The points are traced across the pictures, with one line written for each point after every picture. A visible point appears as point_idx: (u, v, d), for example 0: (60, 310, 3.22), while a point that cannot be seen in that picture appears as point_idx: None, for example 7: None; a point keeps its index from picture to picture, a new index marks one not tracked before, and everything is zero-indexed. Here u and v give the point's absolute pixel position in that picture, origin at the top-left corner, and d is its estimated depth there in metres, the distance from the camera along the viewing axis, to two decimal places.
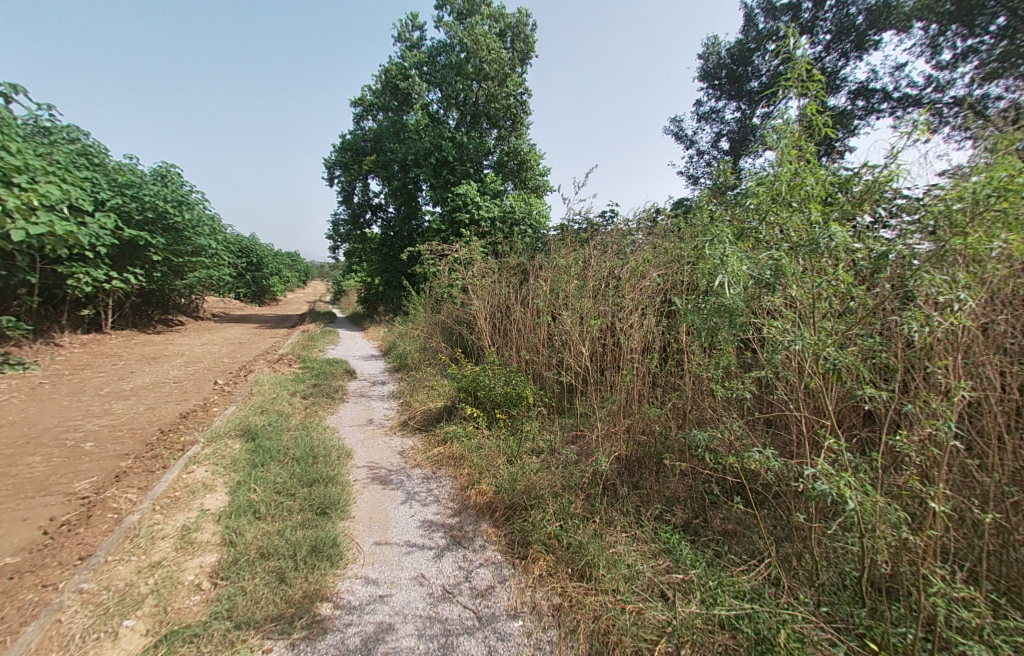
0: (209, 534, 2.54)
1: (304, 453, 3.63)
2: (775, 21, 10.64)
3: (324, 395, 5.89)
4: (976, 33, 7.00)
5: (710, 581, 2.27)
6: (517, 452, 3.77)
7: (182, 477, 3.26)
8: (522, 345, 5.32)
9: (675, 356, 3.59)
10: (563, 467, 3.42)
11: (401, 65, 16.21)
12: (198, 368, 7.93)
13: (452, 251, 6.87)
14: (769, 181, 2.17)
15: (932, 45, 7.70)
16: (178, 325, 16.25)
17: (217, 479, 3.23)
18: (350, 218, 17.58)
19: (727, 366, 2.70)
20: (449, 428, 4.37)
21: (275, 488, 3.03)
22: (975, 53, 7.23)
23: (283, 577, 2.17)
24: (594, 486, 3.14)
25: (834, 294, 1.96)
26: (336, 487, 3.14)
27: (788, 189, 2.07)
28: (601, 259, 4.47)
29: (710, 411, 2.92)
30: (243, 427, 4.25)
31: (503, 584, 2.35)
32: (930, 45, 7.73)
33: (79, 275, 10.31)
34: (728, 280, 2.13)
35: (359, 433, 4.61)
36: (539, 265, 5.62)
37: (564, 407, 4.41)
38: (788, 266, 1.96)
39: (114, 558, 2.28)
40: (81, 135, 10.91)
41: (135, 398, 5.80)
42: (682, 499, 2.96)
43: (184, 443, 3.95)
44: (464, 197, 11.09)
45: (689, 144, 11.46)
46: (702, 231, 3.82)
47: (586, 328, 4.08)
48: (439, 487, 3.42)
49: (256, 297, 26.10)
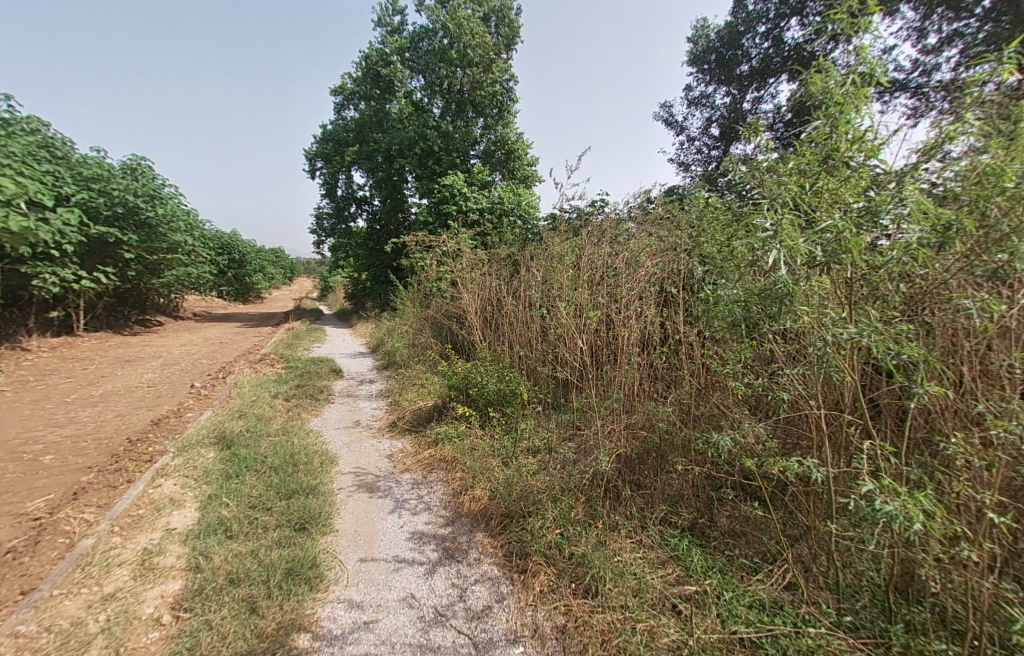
0: (173, 558, 2.30)
1: (282, 461, 3.36)
2: (764, 2, 10.44)
3: (308, 396, 5.62)
4: (964, 15, 6.91)
5: (726, 594, 2.08)
6: (512, 453, 3.55)
7: (147, 493, 2.99)
8: (514, 339, 5.11)
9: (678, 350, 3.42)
10: (562, 468, 3.23)
11: (382, 51, 15.70)
12: (176, 370, 7.58)
13: (439, 242, 6.59)
14: (824, 133, 1.82)
15: (921, 27, 7.55)
16: (157, 326, 15.72)
17: (187, 494, 2.98)
18: (335, 212, 17.13)
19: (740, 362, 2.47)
20: (439, 429, 4.14)
21: (250, 502, 2.78)
22: (961, 36, 7.12)
23: (254, 607, 1.94)
24: (595, 488, 2.95)
25: (867, 272, 1.77)
26: (317, 498, 2.89)
27: (848, 144, 1.74)
28: (595, 247, 4.26)
29: (719, 407, 2.71)
30: (218, 434, 3.97)
31: (501, 604, 2.15)
32: (918, 27, 7.57)
33: (44, 274, 9.82)
34: (784, 256, 1.76)
35: (345, 435, 4.37)
36: (531, 255, 5.38)
37: (561, 403, 4.21)
38: (853, 242, 1.64)
39: (61, 592, 2.03)
40: (41, 126, 10.34)
41: (104, 405, 5.46)
42: (686, 498, 2.77)
43: (152, 454, 3.66)
44: (451, 188, 10.77)
45: (679, 130, 11.24)
46: (704, 222, 3.67)
47: (583, 320, 3.88)
48: (430, 493, 3.19)
49: (239, 295, 25.45)
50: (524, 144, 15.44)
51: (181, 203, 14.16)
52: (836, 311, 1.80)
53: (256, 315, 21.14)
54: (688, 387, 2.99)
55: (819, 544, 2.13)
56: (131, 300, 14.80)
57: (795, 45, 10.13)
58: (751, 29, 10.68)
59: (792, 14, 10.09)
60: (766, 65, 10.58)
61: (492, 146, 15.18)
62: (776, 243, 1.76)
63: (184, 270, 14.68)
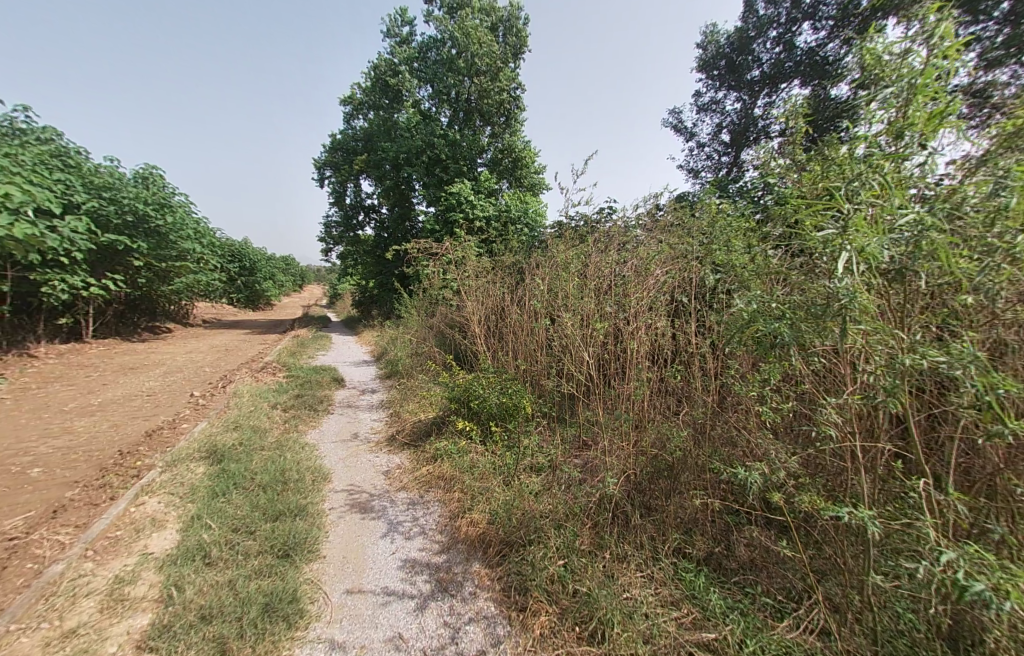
0: (144, 587, 2.14)
1: (272, 479, 3.20)
2: (775, 7, 10.33)
3: (307, 407, 5.49)
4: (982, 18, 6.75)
5: (749, 642, 1.87)
6: (514, 472, 3.36)
7: (129, 512, 2.84)
8: (519, 350, 4.94)
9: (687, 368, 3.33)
10: (566, 489, 3.04)
11: (390, 61, 15.84)
12: (178, 378, 7.50)
13: (442, 250, 6.45)
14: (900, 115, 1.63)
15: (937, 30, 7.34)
16: (166, 333, 15.78)
17: (170, 514, 2.82)
18: (343, 220, 17.21)
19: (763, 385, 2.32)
20: (438, 444, 3.95)
21: (233, 524, 2.61)
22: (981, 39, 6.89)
23: (224, 650, 1.76)
24: (602, 513, 2.74)
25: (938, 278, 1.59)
26: (304, 520, 2.71)
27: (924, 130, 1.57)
28: (603, 254, 4.09)
29: (737, 428, 2.51)
30: (210, 447, 3.82)
31: (497, 648, 1.95)
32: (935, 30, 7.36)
33: (53, 281, 9.87)
34: (855, 258, 1.55)
35: (342, 449, 4.21)
36: (536, 263, 5.22)
37: (567, 417, 4.02)
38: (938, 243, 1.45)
39: (19, 627, 1.88)
40: (54, 136, 10.49)
41: (101, 414, 5.35)
42: (700, 525, 2.57)
43: (140, 468, 3.52)
44: (458, 196, 10.71)
45: (688, 136, 11.09)
46: (716, 230, 3.54)
47: (589, 331, 3.72)
48: (426, 515, 3.01)
49: (249, 302, 25.60)
50: (531, 152, 15.40)
51: (191, 211, 14.27)
52: (881, 327, 1.62)
53: (265, 322, 21.18)
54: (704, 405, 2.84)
55: (851, 585, 1.92)
56: (140, 307, 14.88)
57: (806, 50, 9.99)
58: (762, 34, 10.56)
59: (804, 18, 9.97)
60: (778, 70, 10.44)
61: (499, 154, 15.15)
62: (845, 245, 1.54)
63: (192, 278, 14.74)
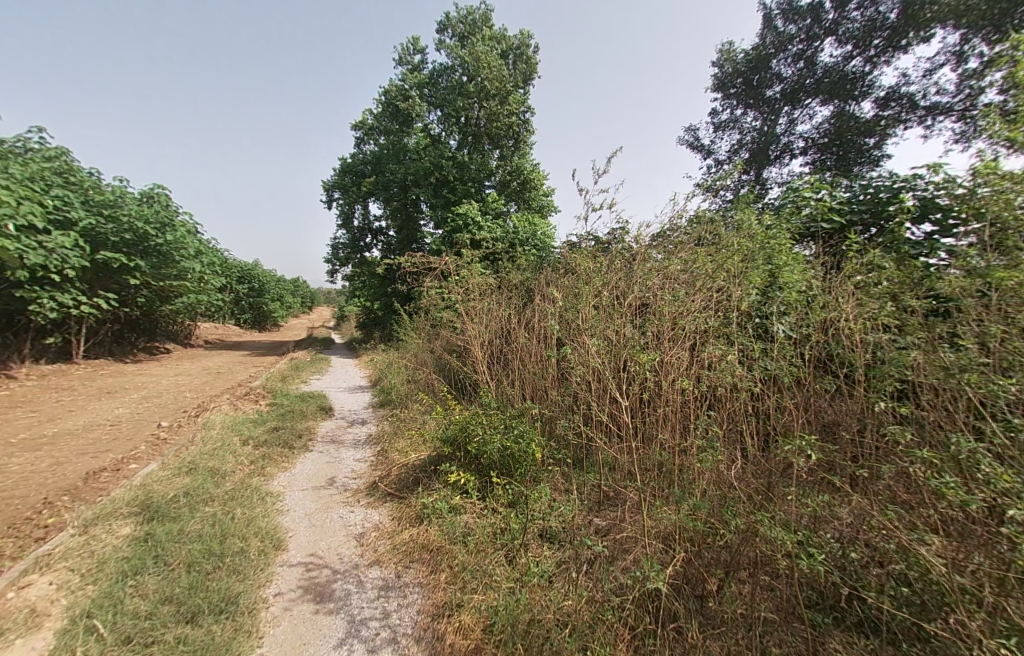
0: None
1: (203, 552, 2.45)
2: (794, 23, 10.04)
3: (281, 442, 4.77)
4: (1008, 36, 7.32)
5: None
6: (522, 545, 2.64)
7: (4, 599, 2.15)
8: (529, 381, 4.25)
9: (751, 421, 3.00)
10: (593, 577, 2.35)
11: (401, 86, 15.55)
12: (150, 405, 6.81)
13: (441, 267, 5.79)
14: None
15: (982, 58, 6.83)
16: (162, 352, 15.24)
17: (56, 605, 2.12)
18: (350, 242, 16.95)
19: (976, 451, 1.85)
20: (426, 500, 3.20)
21: (125, 633, 1.90)
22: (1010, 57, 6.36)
23: None
24: (645, 622, 2.11)
25: None
26: (227, 626, 2.00)
27: None
28: (623, 271, 3.44)
29: (881, 523, 1.97)
30: (144, 499, 3.10)
31: None
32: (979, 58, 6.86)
33: (42, 299, 9.43)
34: None
35: (312, 498, 3.50)
36: (548, 281, 4.57)
37: (585, 462, 3.34)
38: None
39: None
40: (57, 154, 10.25)
41: (48, 448, 4.66)
42: (782, 638, 1.98)
43: (50, 528, 2.81)
44: (465, 217, 10.30)
45: (705, 153, 10.59)
46: (752, 255, 3.24)
47: (615, 363, 3.06)
48: (401, 606, 2.29)
49: (254, 322, 25.20)
50: (540, 175, 15.15)
51: (194, 230, 13.94)
52: None
53: (267, 343, 20.57)
54: (798, 457, 2.36)
55: None
56: (136, 326, 14.38)
57: (828, 67, 9.63)
58: (782, 50, 10.23)
59: (824, 34, 9.63)
60: (797, 87, 10.03)
61: (508, 177, 14.88)
62: None
63: (193, 297, 14.32)
